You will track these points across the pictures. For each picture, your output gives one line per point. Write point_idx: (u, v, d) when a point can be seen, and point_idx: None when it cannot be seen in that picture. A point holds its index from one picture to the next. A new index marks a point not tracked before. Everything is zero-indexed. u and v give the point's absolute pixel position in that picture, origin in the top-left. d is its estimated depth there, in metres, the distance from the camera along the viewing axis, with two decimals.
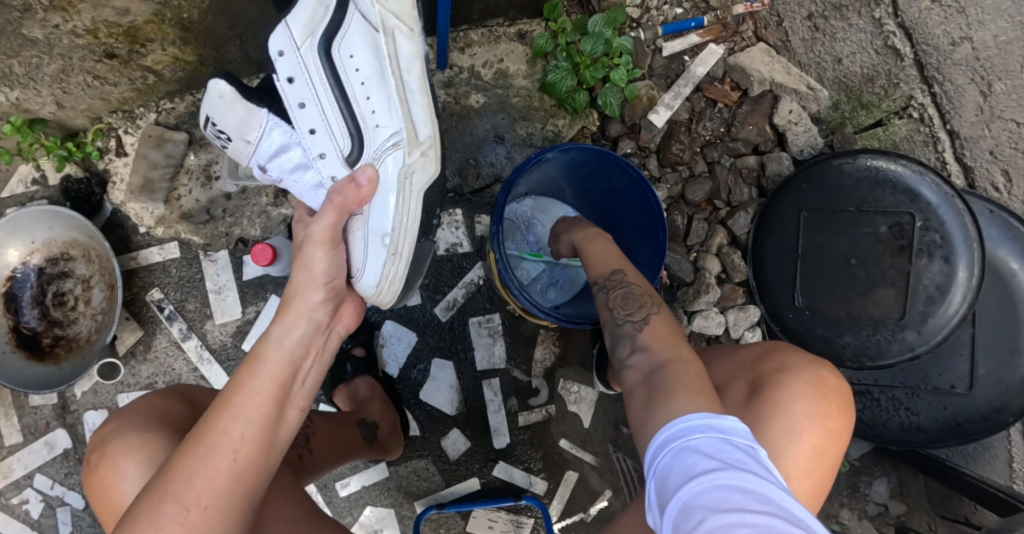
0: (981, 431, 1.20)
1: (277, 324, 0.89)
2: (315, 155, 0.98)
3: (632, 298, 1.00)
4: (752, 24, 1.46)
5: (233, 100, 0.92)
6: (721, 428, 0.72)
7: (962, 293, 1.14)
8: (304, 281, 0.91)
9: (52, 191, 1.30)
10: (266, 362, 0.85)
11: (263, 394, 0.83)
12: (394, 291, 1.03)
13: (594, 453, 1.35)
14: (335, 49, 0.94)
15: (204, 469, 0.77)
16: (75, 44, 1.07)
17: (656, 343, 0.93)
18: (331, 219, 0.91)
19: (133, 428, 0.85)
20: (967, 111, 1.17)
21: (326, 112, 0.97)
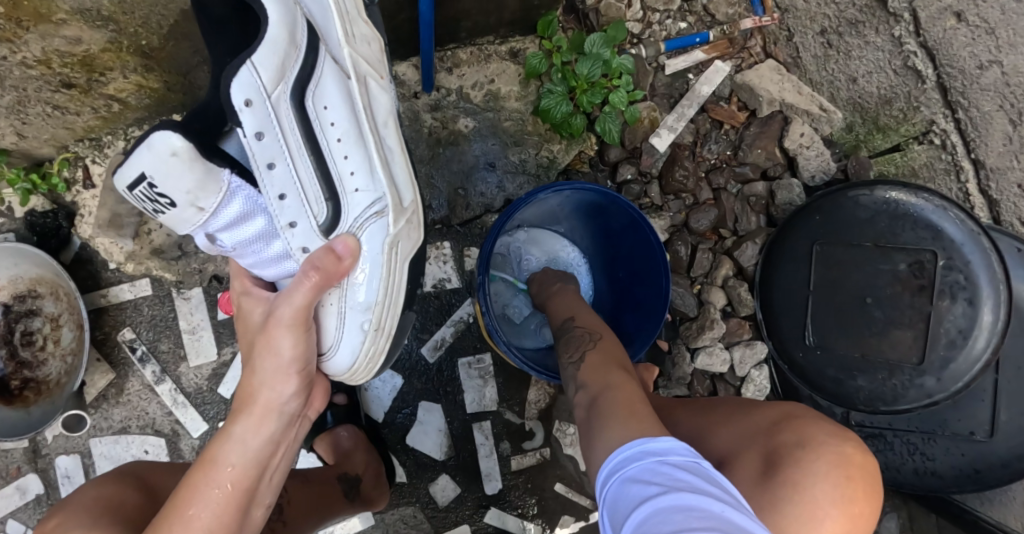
0: (999, 480, 1.13)
1: (240, 421, 0.83)
2: (284, 224, 0.87)
3: (579, 339, 0.99)
4: (761, 39, 1.36)
5: (190, 165, 0.77)
6: (658, 450, 0.71)
7: (986, 338, 1.06)
8: (272, 371, 0.84)
9: (18, 224, 1.22)
10: (226, 467, 0.79)
11: (221, 502, 0.78)
12: (371, 366, 0.98)
13: (591, 496, 1.29)
14: (307, 98, 0.86)
15: None
16: (28, 75, 1.00)
17: (593, 378, 0.92)
18: (309, 297, 0.83)
19: (76, 525, 0.78)
20: (994, 140, 1.08)
21: (298, 173, 0.86)
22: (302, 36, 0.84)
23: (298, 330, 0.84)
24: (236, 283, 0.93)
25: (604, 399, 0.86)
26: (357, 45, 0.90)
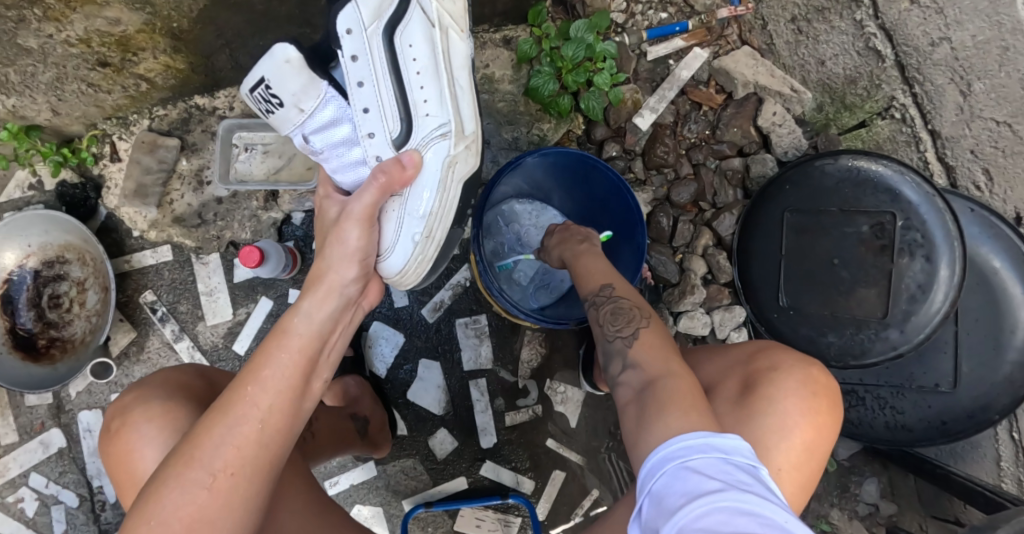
0: (965, 430, 1.21)
1: (307, 297, 0.88)
2: (364, 134, 0.99)
3: (621, 312, 0.99)
4: (737, 27, 1.46)
5: (299, 68, 0.94)
6: (721, 448, 0.72)
7: (944, 291, 1.14)
8: (335, 257, 0.91)
9: (48, 197, 1.32)
10: (294, 335, 0.84)
11: (292, 366, 0.81)
12: (418, 273, 1.05)
13: (581, 452, 1.37)
14: (398, 31, 0.97)
15: (232, 438, 0.75)
16: (69, 53, 1.10)
17: (644, 356, 0.92)
18: (371, 197, 0.92)
19: (153, 392, 0.83)
20: (947, 111, 1.18)
21: (381, 95, 0.98)
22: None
23: (361, 219, 0.92)
24: (322, 188, 1.03)
25: (658, 384, 0.85)
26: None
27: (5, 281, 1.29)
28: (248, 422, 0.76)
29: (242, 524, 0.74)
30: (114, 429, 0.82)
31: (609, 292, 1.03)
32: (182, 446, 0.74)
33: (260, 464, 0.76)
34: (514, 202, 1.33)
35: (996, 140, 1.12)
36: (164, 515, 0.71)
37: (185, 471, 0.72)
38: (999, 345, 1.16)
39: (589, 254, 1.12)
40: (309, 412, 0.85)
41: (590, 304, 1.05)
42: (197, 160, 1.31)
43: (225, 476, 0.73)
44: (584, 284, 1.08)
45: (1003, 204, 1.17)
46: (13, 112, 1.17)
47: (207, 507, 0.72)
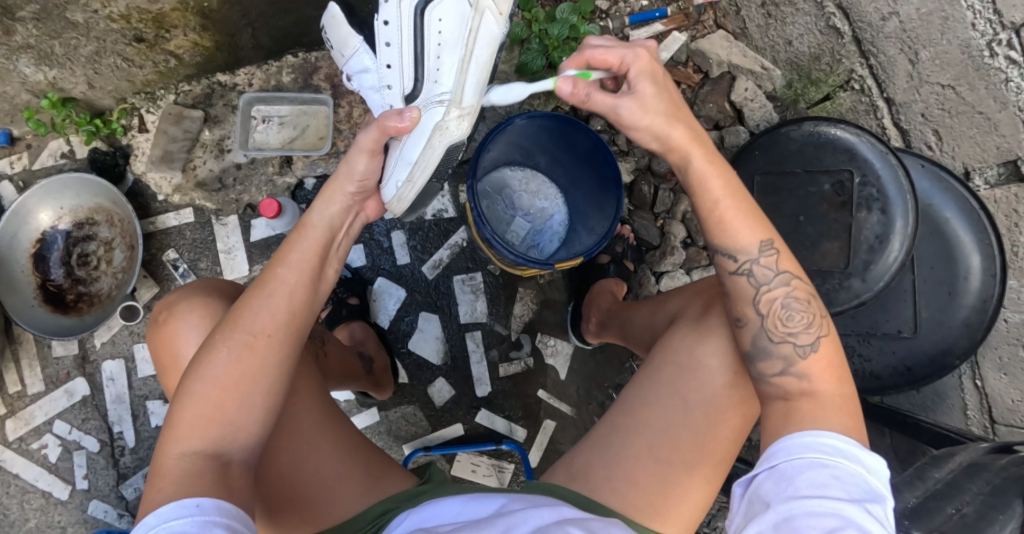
0: (928, 375, 1.29)
1: (319, 199, 0.97)
2: (385, 85, 1.13)
3: (795, 310, 0.91)
4: (713, 13, 1.59)
5: (341, 22, 1.16)
6: (864, 464, 0.81)
7: (899, 240, 1.23)
8: (342, 176, 0.98)
9: (79, 164, 1.45)
10: (312, 228, 0.95)
11: (311, 253, 0.94)
12: (402, 207, 1.09)
13: (571, 403, 1.50)
14: (431, 5, 1.03)
15: (268, 307, 0.89)
16: (110, 28, 1.19)
17: (812, 366, 0.90)
18: (374, 135, 0.95)
19: (197, 295, 1.00)
20: (899, 79, 1.29)
21: (403, 56, 1.08)
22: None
23: (368, 152, 0.97)
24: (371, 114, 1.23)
25: (817, 394, 0.89)
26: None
27: (39, 241, 1.40)
28: (279, 294, 0.90)
29: (278, 380, 0.87)
30: (165, 323, 0.98)
31: (776, 271, 0.92)
32: (226, 318, 0.89)
33: (291, 330, 0.90)
34: (507, 169, 1.48)
35: (943, 102, 1.23)
36: (215, 370, 0.84)
37: (230, 333, 0.86)
38: (954, 290, 1.25)
39: (740, 196, 0.93)
40: (325, 296, 0.97)
41: (739, 269, 0.93)
42: (218, 131, 1.43)
43: (263, 337, 0.87)
44: (739, 235, 0.92)
45: (953, 160, 1.28)
46: (52, 83, 1.29)
47: (248, 362, 0.85)
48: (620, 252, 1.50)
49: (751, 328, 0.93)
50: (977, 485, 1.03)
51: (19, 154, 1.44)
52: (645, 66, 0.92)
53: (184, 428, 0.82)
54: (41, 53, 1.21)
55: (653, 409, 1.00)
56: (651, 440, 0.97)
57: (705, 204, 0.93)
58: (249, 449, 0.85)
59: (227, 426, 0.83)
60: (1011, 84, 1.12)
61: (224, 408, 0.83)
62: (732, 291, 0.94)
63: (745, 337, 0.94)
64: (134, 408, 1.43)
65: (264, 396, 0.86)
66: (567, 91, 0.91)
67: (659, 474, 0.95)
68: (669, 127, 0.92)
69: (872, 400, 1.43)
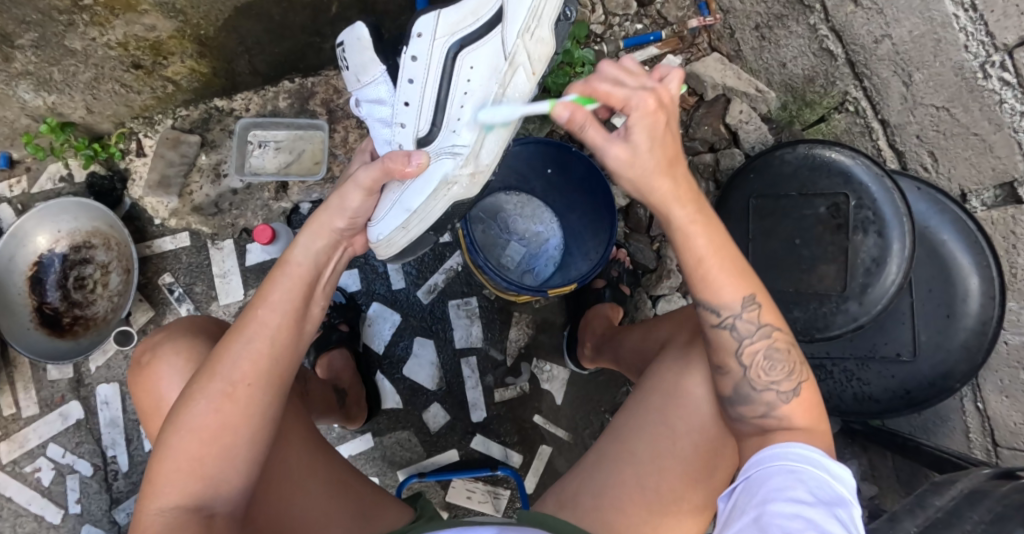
0: (928, 398, 1.27)
1: (305, 232, 0.95)
2: (398, 122, 1.10)
3: (777, 361, 0.91)
4: (708, 36, 1.60)
5: (367, 46, 1.08)
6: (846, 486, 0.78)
7: (896, 263, 1.21)
8: (333, 210, 0.98)
9: (78, 188, 1.46)
10: (294, 264, 0.93)
11: (292, 290, 0.92)
12: (390, 249, 1.09)
13: (567, 428, 1.52)
14: (466, 50, 1.06)
15: (246, 352, 0.87)
16: (108, 56, 1.20)
17: (798, 412, 0.90)
18: (374, 173, 0.97)
19: (181, 336, 0.99)
20: (893, 100, 1.29)
21: (425, 95, 1.08)
22: (489, 12, 1.06)
23: (364, 194, 0.97)
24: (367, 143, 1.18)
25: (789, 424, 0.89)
26: (529, 37, 1.06)
27: (35, 264, 1.41)
28: (259, 339, 0.88)
29: (261, 427, 0.87)
30: (148, 365, 0.98)
31: (757, 325, 0.91)
32: (204, 366, 0.88)
33: (272, 374, 0.88)
34: (503, 194, 1.49)
35: (937, 124, 1.22)
36: (193, 424, 0.84)
37: (208, 383, 0.85)
38: (953, 313, 1.23)
39: (727, 249, 0.91)
40: (310, 333, 0.95)
41: (721, 322, 0.91)
42: (215, 156, 1.44)
43: (242, 386, 0.86)
44: (722, 293, 0.90)
45: (949, 182, 1.27)
46: (52, 109, 1.30)
47: (227, 412, 0.85)
48: (615, 276, 1.50)
49: (734, 377, 0.92)
50: (980, 514, 0.99)
51: (18, 176, 1.45)
52: (647, 114, 0.89)
53: (165, 481, 0.83)
54: (40, 79, 1.21)
55: (637, 435, 0.99)
56: (635, 467, 0.97)
57: (689, 259, 0.91)
58: (233, 496, 0.86)
59: (208, 478, 0.84)
60: (1005, 106, 1.11)
61: (206, 460, 0.84)
62: (712, 343, 0.92)
63: (727, 385, 0.92)
64: (128, 431, 1.43)
65: (247, 445, 0.86)
66: (562, 117, 0.92)
67: (646, 504, 0.96)
68: (656, 180, 0.89)
69: (873, 421, 1.40)
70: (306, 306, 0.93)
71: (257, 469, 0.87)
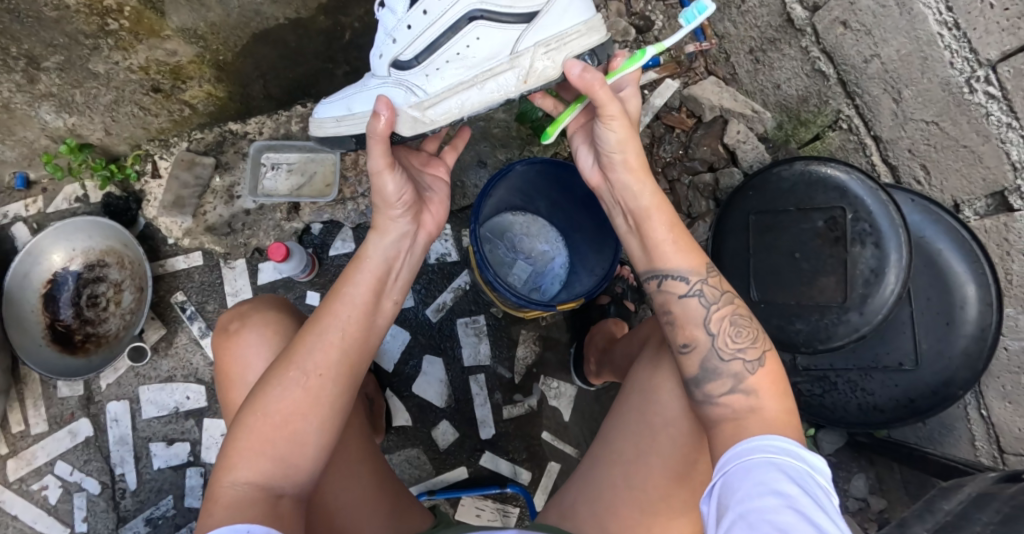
0: (932, 407, 1.28)
1: (375, 228, 0.99)
2: (406, 24, 0.99)
3: (741, 328, 0.96)
4: (704, 60, 1.66)
5: None
6: (806, 461, 0.81)
7: (894, 274, 1.25)
8: (382, 204, 0.98)
9: (93, 208, 1.49)
10: (368, 260, 0.97)
11: (365, 283, 0.96)
12: (322, 129, 1.09)
13: (575, 445, 1.53)
14: (483, 21, 0.99)
15: (320, 344, 0.91)
16: (129, 79, 1.25)
17: (762, 388, 0.92)
18: (382, 149, 0.94)
19: (270, 315, 1.06)
20: (884, 117, 1.33)
21: (433, 27, 0.99)
22: (529, 7, 0.98)
23: (387, 166, 0.95)
24: None
25: (760, 410, 0.91)
26: (542, 53, 1.00)
27: (50, 281, 1.43)
28: (334, 332, 0.92)
29: (331, 417, 0.90)
30: (235, 333, 1.04)
31: (720, 293, 0.98)
32: (283, 355, 0.93)
33: (344, 366, 0.92)
34: (509, 214, 1.52)
35: (928, 138, 1.27)
36: (269, 406, 0.88)
37: (287, 371, 0.90)
38: (953, 320, 1.25)
39: (679, 230, 1.00)
40: (383, 328, 0.99)
41: (689, 291, 0.98)
42: (229, 178, 1.48)
43: (316, 376, 0.90)
44: (678, 263, 0.99)
45: (942, 194, 1.31)
46: (71, 130, 1.34)
47: (302, 399, 0.89)
48: (619, 292, 1.54)
49: (700, 351, 0.95)
50: (988, 515, 1.00)
51: (34, 197, 1.48)
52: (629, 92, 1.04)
53: (238, 458, 0.87)
54: (62, 101, 1.26)
55: (623, 432, 1.01)
56: (624, 467, 0.99)
57: (653, 232, 1.00)
58: (301, 480, 0.88)
59: (279, 461, 0.87)
60: (992, 118, 1.16)
61: (277, 441, 0.88)
62: (681, 314, 0.98)
63: (693, 361, 0.95)
64: (137, 449, 1.43)
65: (315, 432, 0.89)
66: (573, 72, 0.96)
67: (638, 504, 0.96)
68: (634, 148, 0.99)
69: (878, 434, 1.40)
70: (377, 299, 0.97)
71: (326, 456, 0.91)
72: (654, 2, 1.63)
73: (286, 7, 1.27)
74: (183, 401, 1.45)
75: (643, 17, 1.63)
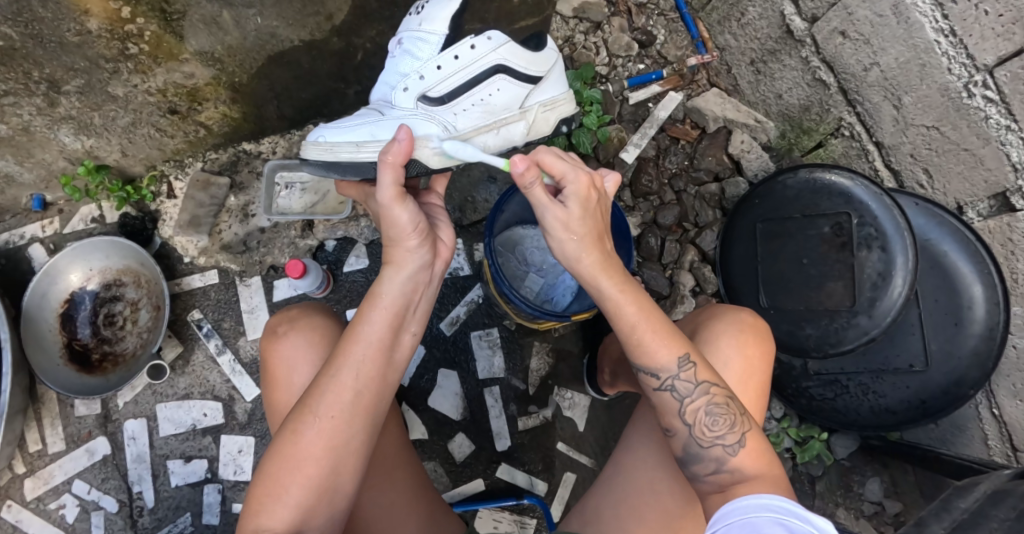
0: (943, 407, 1.30)
1: (388, 263, 0.97)
2: (435, 67, 1.08)
3: (718, 415, 0.96)
4: (706, 73, 1.69)
5: (452, 13, 1.08)
6: (813, 523, 0.78)
7: (902, 276, 1.26)
8: (396, 238, 0.95)
9: (108, 228, 1.51)
10: (382, 298, 0.95)
11: (379, 323, 0.95)
12: (325, 156, 1.07)
13: (590, 455, 1.54)
14: (503, 74, 1.11)
15: (332, 389, 0.93)
16: (147, 101, 1.28)
17: (750, 462, 0.94)
18: (394, 175, 0.93)
19: (311, 326, 1.09)
20: (885, 123, 1.36)
21: (461, 76, 1.09)
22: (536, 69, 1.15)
23: (397, 198, 0.93)
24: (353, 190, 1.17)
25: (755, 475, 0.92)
26: (543, 109, 1.19)
27: (67, 301, 1.45)
28: (347, 375, 0.93)
29: (346, 461, 0.93)
30: (282, 336, 1.08)
31: (696, 383, 0.96)
32: (302, 400, 0.94)
33: (357, 409, 0.94)
34: (519, 228, 1.55)
35: (929, 142, 1.29)
36: (290, 449, 0.92)
37: (304, 417, 0.92)
38: (961, 320, 1.27)
39: (656, 320, 0.98)
40: (401, 363, 0.99)
41: (662, 385, 0.98)
42: (244, 197, 1.51)
43: (330, 421, 0.92)
44: (657, 357, 0.97)
45: (945, 196, 1.33)
46: (89, 152, 1.36)
47: (317, 447, 0.91)
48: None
49: (681, 438, 0.97)
50: (1005, 512, 1.01)
51: (51, 218, 1.50)
52: (582, 190, 0.96)
53: (262, 502, 0.91)
54: (81, 124, 1.29)
55: (644, 448, 1.08)
56: (647, 472, 1.05)
57: (624, 327, 0.98)
58: (322, 522, 0.93)
59: (300, 508, 0.91)
60: (991, 121, 1.19)
61: (296, 485, 0.91)
62: (658, 404, 0.99)
63: (677, 446, 0.98)
64: (155, 467, 1.44)
65: (333, 474, 0.93)
66: (518, 171, 0.92)
67: (660, 510, 1.03)
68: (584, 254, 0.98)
69: (891, 436, 1.42)
70: (393, 337, 0.96)
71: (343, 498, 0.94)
72: (656, 18, 1.67)
73: (301, 30, 1.28)
74: (201, 418, 1.46)
75: (645, 31, 1.66)
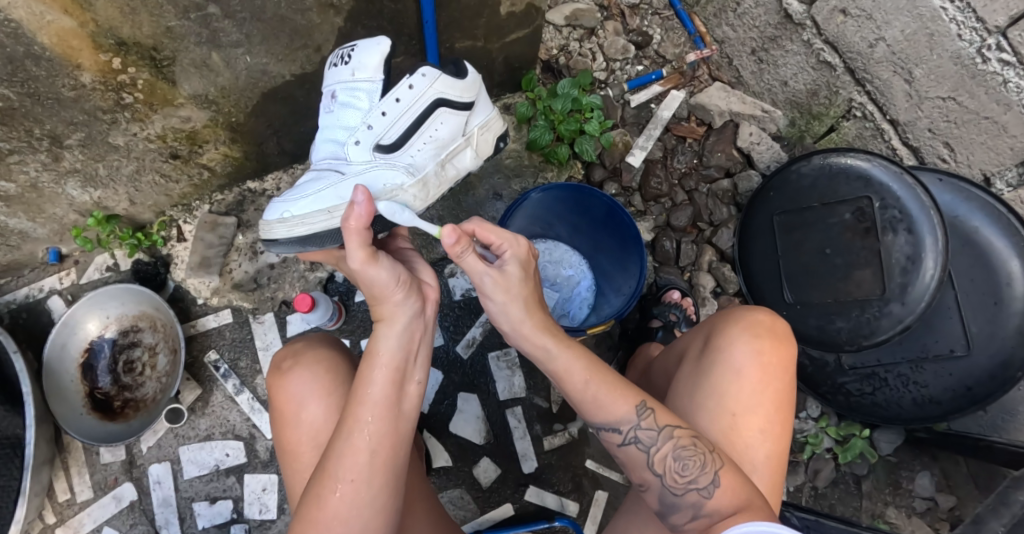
0: (991, 393, 1.21)
1: (382, 319, 0.95)
2: (379, 116, 1.07)
3: (687, 459, 0.91)
4: (707, 68, 1.64)
5: (381, 55, 1.05)
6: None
7: (932, 258, 1.18)
8: (383, 296, 0.94)
9: (123, 275, 1.53)
10: (381, 355, 0.93)
11: (384, 381, 0.92)
12: (294, 230, 1.05)
13: (621, 471, 1.49)
14: (445, 108, 1.11)
15: (348, 450, 0.89)
16: (148, 148, 1.30)
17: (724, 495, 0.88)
18: (360, 241, 0.92)
19: (316, 368, 1.06)
20: (898, 100, 1.30)
21: (405, 118, 1.08)
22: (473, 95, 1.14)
23: (369, 259, 0.92)
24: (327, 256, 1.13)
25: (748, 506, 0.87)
26: (484, 133, 1.20)
27: (87, 350, 1.47)
28: (359, 437, 0.90)
29: (372, 522, 0.90)
30: (287, 375, 1.06)
31: (657, 430, 0.93)
32: (319, 464, 0.92)
33: (376, 468, 0.90)
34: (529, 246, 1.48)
35: (947, 114, 1.23)
36: (314, 517, 0.88)
37: (325, 482, 0.89)
38: (1000, 299, 1.19)
39: (603, 373, 0.96)
40: (413, 415, 0.96)
41: (625, 439, 0.94)
42: (251, 235, 1.51)
43: (351, 482, 0.89)
44: (613, 412, 0.94)
45: (969, 169, 1.27)
46: (98, 203, 1.39)
47: (343, 510, 0.88)
48: (673, 320, 1.46)
49: (654, 491, 0.93)
50: None
51: (67, 269, 1.53)
52: (518, 254, 0.98)
53: None
54: (87, 176, 1.32)
55: None
56: None
57: (573, 389, 0.95)
58: None
59: None
60: (1010, 85, 1.13)
61: None
62: (626, 460, 0.95)
63: (653, 500, 0.93)
64: (181, 510, 1.44)
65: None
66: (450, 242, 0.91)
67: None
68: (518, 313, 0.97)
69: (938, 428, 1.33)
70: (399, 391, 0.93)
71: None
72: (650, 17, 1.64)
73: (292, 64, 1.28)
74: (223, 458, 1.46)
75: (641, 33, 1.62)
